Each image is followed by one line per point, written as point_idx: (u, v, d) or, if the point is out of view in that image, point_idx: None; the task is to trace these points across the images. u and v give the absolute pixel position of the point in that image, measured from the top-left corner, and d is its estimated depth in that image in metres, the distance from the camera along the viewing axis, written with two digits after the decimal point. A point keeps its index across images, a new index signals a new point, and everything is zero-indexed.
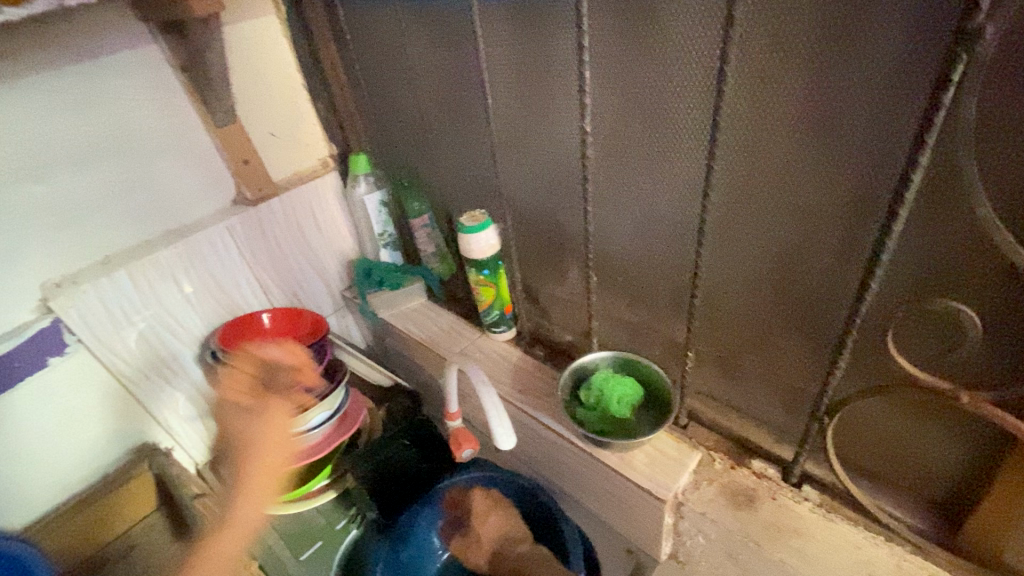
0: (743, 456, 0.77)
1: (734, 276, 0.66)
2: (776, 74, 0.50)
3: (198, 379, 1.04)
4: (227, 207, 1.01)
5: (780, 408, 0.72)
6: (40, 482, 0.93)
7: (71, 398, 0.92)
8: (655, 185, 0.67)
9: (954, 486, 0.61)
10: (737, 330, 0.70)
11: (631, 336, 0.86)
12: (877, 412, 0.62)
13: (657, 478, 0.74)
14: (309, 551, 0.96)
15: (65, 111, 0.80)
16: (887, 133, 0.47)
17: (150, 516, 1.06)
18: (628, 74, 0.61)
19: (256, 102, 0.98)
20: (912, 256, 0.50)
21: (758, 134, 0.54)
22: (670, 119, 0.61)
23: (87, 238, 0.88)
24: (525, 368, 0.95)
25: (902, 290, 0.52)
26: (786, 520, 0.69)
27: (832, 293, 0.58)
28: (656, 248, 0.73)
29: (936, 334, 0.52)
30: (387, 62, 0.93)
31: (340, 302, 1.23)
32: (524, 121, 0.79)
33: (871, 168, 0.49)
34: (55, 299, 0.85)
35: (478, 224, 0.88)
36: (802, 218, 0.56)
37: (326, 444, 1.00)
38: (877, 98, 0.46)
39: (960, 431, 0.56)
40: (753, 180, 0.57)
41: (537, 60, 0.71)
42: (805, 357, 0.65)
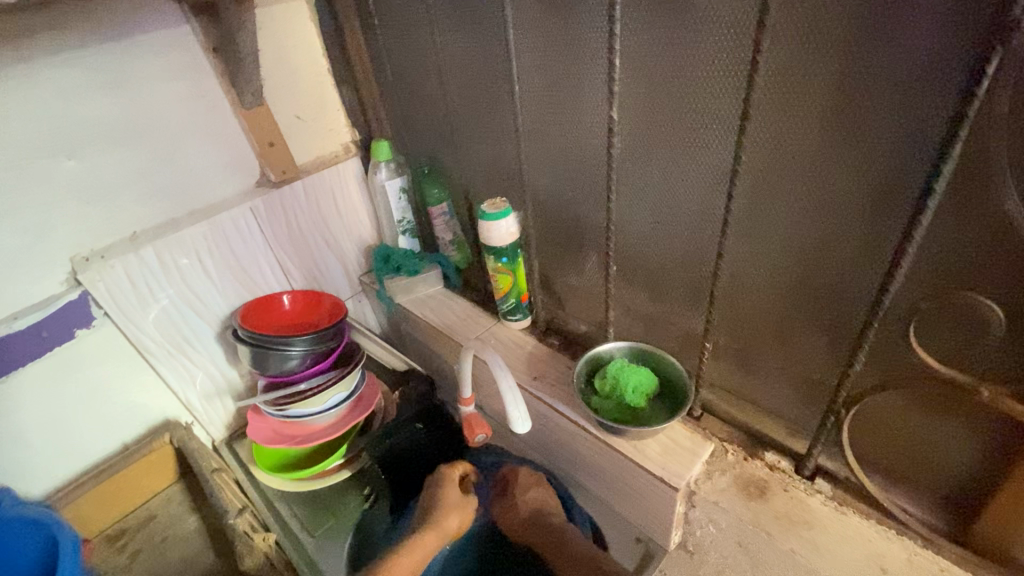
0: (756, 449, 0.78)
1: (755, 269, 0.66)
2: (808, 64, 0.51)
3: (218, 357, 1.06)
4: (251, 189, 1.03)
5: (795, 401, 0.73)
6: (65, 450, 0.96)
7: (97, 370, 0.94)
8: (679, 176, 0.68)
9: (969, 483, 0.61)
10: (756, 322, 0.70)
11: (647, 327, 0.87)
12: (895, 407, 0.62)
13: (671, 467, 0.75)
14: (322, 527, 0.97)
15: (99, 88, 0.82)
16: (919, 126, 0.47)
17: (167, 489, 1.09)
18: (657, 65, 0.62)
19: (283, 86, 1.00)
20: (938, 251, 0.51)
21: (787, 125, 0.55)
22: (697, 109, 0.62)
23: (117, 214, 0.90)
24: (540, 357, 0.96)
25: (925, 284, 0.53)
26: (798, 512, 0.70)
27: (854, 286, 0.58)
28: (677, 239, 0.74)
29: (959, 329, 0.52)
30: (413, 50, 0.94)
31: (357, 287, 1.24)
32: (550, 110, 0.79)
33: (899, 161, 0.50)
34: (84, 272, 0.87)
35: (499, 212, 0.89)
36: (828, 211, 0.56)
37: (342, 425, 1.02)
38: (910, 91, 0.46)
39: (978, 428, 0.57)
40: (781, 172, 0.58)
41: (566, 49, 0.72)
42: (824, 350, 0.66)
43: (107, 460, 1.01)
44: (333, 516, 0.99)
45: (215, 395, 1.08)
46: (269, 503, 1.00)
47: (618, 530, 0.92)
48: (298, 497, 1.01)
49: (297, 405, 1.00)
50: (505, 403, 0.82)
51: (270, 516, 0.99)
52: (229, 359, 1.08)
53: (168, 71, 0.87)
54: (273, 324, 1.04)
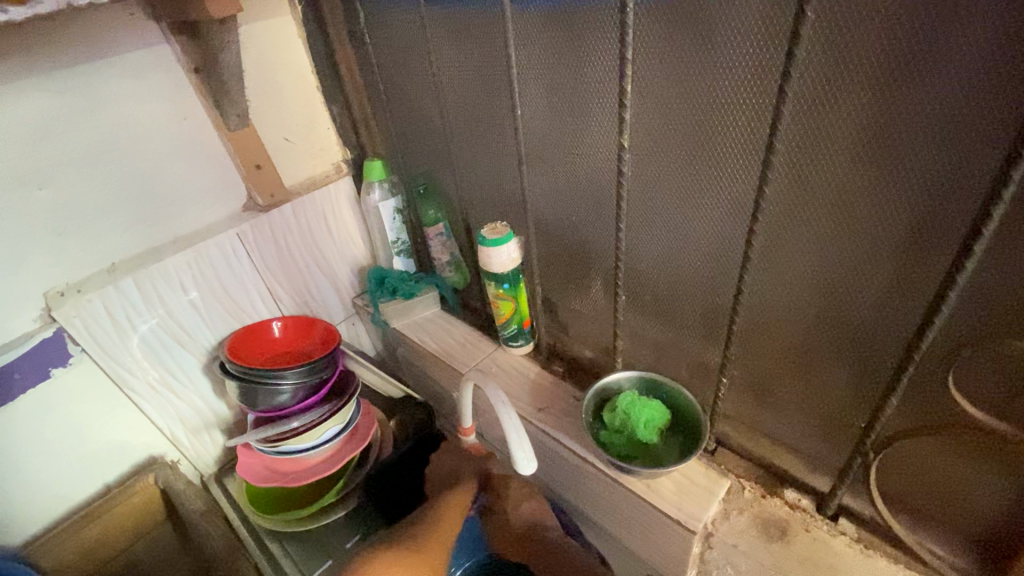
0: (776, 486, 0.74)
1: (776, 303, 0.63)
2: (843, 94, 0.47)
3: (204, 389, 1.01)
4: (237, 213, 0.98)
5: (817, 438, 0.69)
6: (42, 496, 0.90)
7: (75, 409, 0.89)
8: (695, 202, 0.64)
9: (1005, 529, 0.58)
10: (776, 357, 0.67)
11: (657, 356, 0.83)
12: (927, 449, 0.59)
13: (686, 507, 0.71)
14: (318, 569, 0.91)
15: (73, 113, 0.77)
16: (963, 164, 0.44)
17: (155, 530, 1.02)
18: (670, 90, 0.59)
19: (271, 106, 0.95)
20: (982, 294, 0.47)
21: (818, 156, 0.51)
22: (714, 137, 0.58)
23: (94, 244, 0.85)
24: (545, 385, 0.92)
25: (966, 327, 0.49)
26: (823, 555, 0.66)
27: (885, 325, 0.55)
28: (690, 269, 0.70)
29: (1006, 376, 0.49)
30: (408, 69, 0.90)
31: (350, 310, 1.20)
32: (554, 133, 0.75)
33: (940, 198, 0.46)
34: (59, 308, 0.81)
35: (499, 237, 0.85)
36: (858, 248, 0.53)
37: (337, 460, 0.98)
38: (955, 126, 0.43)
39: (1018, 474, 0.53)
40: (807, 205, 0.54)
41: (572, 70, 0.68)
42: (848, 388, 0.62)
43: (87, 503, 0.95)
44: (330, 556, 0.93)
45: (202, 428, 1.03)
46: (261, 544, 0.95)
47: (628, 565, 0.89)
48: (292, 536, 0.95)
49: (289, 441, 0.95)
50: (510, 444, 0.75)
51: (261, 558, 0.93)
52: (216, 391, 1.03)
53: (148, 94, 0.82)
54: (261, 355, 0.99)
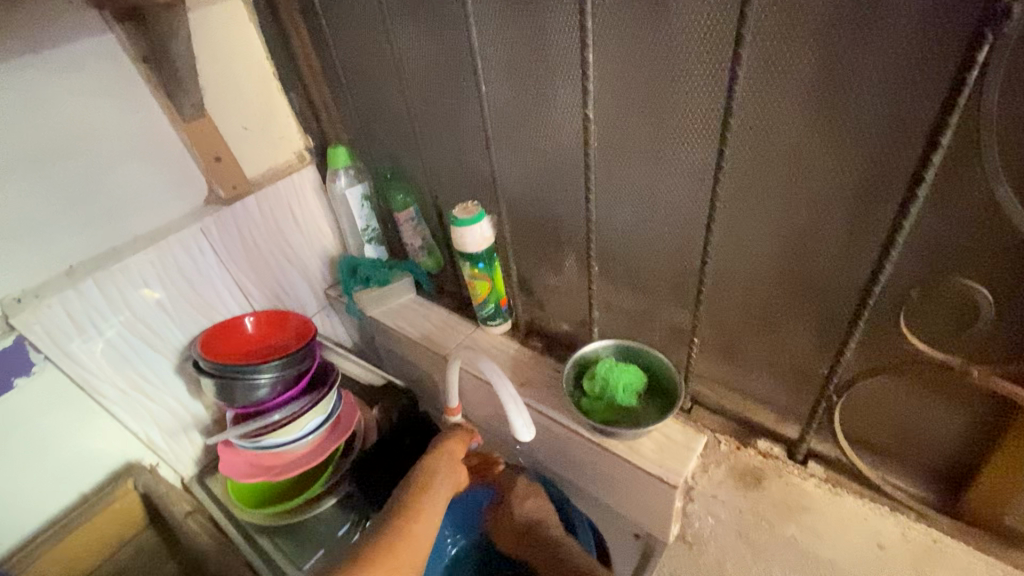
0: (749, 437, 0.78)
1: (741, 263, 0.66)
2: (792, 55, 0.49)
3: (179, 390, 0.99)
4: (199, 208, 0.95)
5: (785, 390, 0.73)
6: (15, 510, 0.87)
7: (43, 420, 0.86)
8: (662, 170, 0.66)
9: (958, 458, 0.63)
10: (743, 315, 0.70)
11: (631, 324, 0.86)
12: (885, 389, 0.63)
13: (667, 465, 0.74)
14: (312, 558, 0.92)
15: (15, 109, 0.73)
16: (906, 115, 0.47)
17: (140, 536, 1.00)
18: (631, 60, 0.60)
19: (226, 95, 0.92)
20: (927, 237, 0.51)
21: (772, 117, 0.53)
22: (677, 104, 0.60)
23: (49, 247, 0.81)
24: (524, 361, 0.94)
25: (914, 270, 0.53)
26: (794, 497, 0.71)
27: (842, 275, 0.58)
28: (659, 235, 0.72)
29: (951, 312, 0.53)
30: (368, 51, 0.89)
31: (324, 302, 1.18)
32: (519, 109, 0.76)
33: (886, 150, 0.49)
34: (17, 315, 0.78)
35: (471, 217, 0.85)
36: (814, 203, 0.56)
37: (321, 451, 0.97)
38: (897, 78, 0.46)
39: (966, 403, 0.58)
40: (764, 166, 0.57)
41: (533, 45, 0.69)
42: (811, 338, 0.66)
43: (63, 516, 0.92)
44: (322, 545, 0.93)
45: (180, 431, 1.01)
46: (251, 539, 0.94)
47: (615, 527, 0.92)
48: (282, 529, 0.96)
49: (271, 435, 0.94)
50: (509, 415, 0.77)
51: (252, 552, 0.93)
52: (191, 391, 1.00)
53: (94, 88, 0.79)
54: (236, 351, 0.98)
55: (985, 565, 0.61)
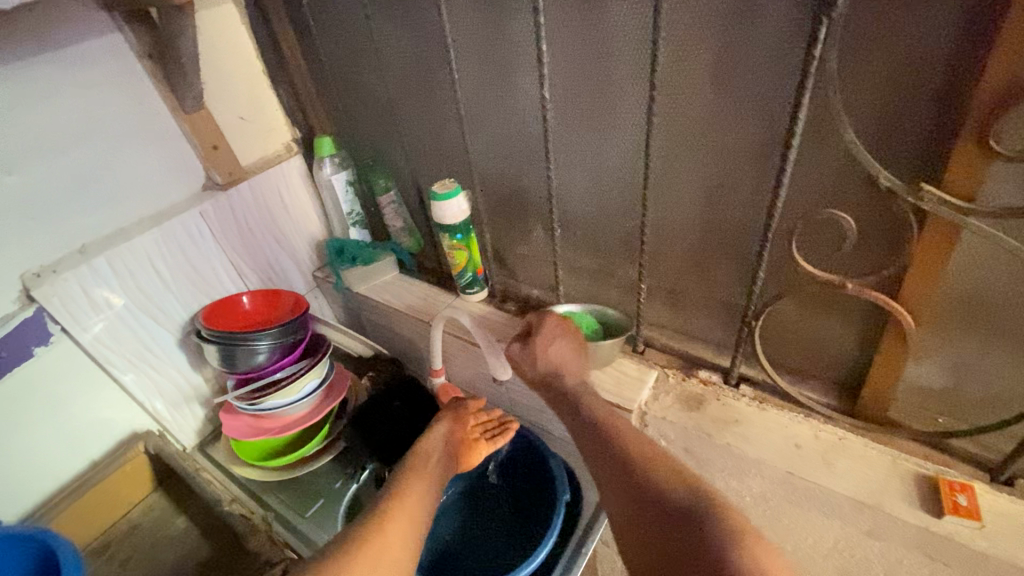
0: (691, 368, 0.91)
1: (674, 217, 0.79)
2: (696, 41, 0.63)
3: (181, 363, 1.07)
4: (198, 192, 1.04)
5: (720, 326, 0.87)
6: (32, 474, 0.93)
7: (59, 388, 0.93)
8: (607, 141, 0.79)
9: (851, 367, 0.78)
10: (679, 263, 0.84)
11: (591, 282, 0.99)
12: (793, 312, 0.77)
13: (623, 394, 0.87)
14: (313, 508, 1.02)
15: (36, 100, 0.82)
16: (780, 85, 0.61)
17: (147, 498, 1.07)
18: (579, 49, 0.73)
19: (221, 89, 1.02)
20: (807, 180, 0.65)
21: (686, 92, 0.67)
22: (617, 84, 0.73)
23: (64, 227, 0.89)
24: (500, 322, 1.05)
25: (801, 208, 0.67)
26: (730, 413, 0.84)
27: (750, 219, 0.73)
28: (610, 199, 0.85)
29: (830, 239, 0.67)
30: (352, 49, 1.00)
31: (312, 282, 1.28)
32: (488, 95, 0.88)
33: (771, 115, 0.63)
34: (36, 288, 0.86)
35: (448, 192, 0.97)
36: (724, 160, 0.70)
37: (317, 411, 1.07)
38: (771, 56, 0.60)
39: (851, 315, 0.73)
40: (684, 132, 0.71)
41: (498, 40, 0.81)
42: (732, 276, 0.80)
43: (76, 479, 0.99)
44: (322, 496, 1.04)
45: (182, 402, 1.09)
46: (256, 495, 1.03)
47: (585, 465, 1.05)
48: (284, 485, 1.05)
49: (271, 397, 1.03)
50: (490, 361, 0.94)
51: (258, 507, 1.02)
52: (193, 363, 1.08)
53: (104, 81, 0.88)
54: (234, 324, 1.07)
55: (876, 452, 0.76)
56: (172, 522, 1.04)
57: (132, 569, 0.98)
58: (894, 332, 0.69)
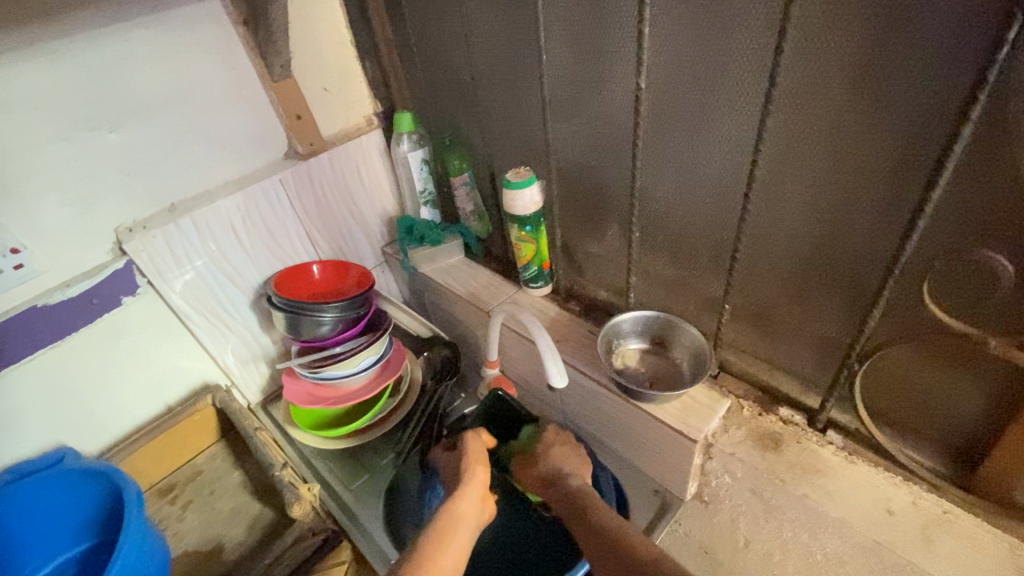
0: (771, 404, 0.82)
1: (776, 233, 0.69)
2: (836, 30, 0.52)
3: (252, 323, 1.11)
4: (280, 160, 1.06)
5: (812, 361, 0.77)
6: (114, 411, 1.01)
7: (142, 335, 0.99)
8: (706, 143, 0.70)
9: (974, 435, 0.66)
10: (775, 286, 0.74)
11: (667, 293, 0.91)
12: (909, 360, 0.66)
13: (690, 422, 0.79)
14: (358, 481, 1.04)
15: (139, 61, 0.85)
16: (937, 94, 0.50)
17: (212, 446, 1.14)
18: (686, 35, 0.64)
19: (309, 58, 1.02)
20: (955, 209, 0.54)
21: (813, 91, 0.57)
22: (726, 76, 0.63)
23: (156, 185, 0.93)
24: (562, 321, 0.99)
25: (941, 243, 0.56)
26: (811, 460, 0.75)
27: (873, 247, 0.62)
28: (700, 207, 0.76)
29: (975, 285, 0.56)
30: (439, 23, 0.95)
31: (381, 258, 1.28)
32: (578, 81, 0.81)
33: (921, 127, 0.52)
34: (128, 242, 0.91)
35: (522, 181, 0.92)
36: (852, 175, 0.59)
37: (372, 387, 1.07)
38: (934, 57, 0.49)
39: (985, 376, 0.61)
40: (804, 139, 0.60)
41: (596, 19, 0.73)
42: (840, 308, 0.69)
43: (152, 420, 1.06)
44: (367, 471, 1.06)
45: (250, 360, 1.14)
46: (308, 460, 1.07)
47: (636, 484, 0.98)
48: (333, 454, 1.08)
49: (330, 368, 1.04)
50: (543, 360, 0.86)
51: (308, 471, 1.06)
52: (262, 325, 1.12)
53: (200, 46, 0.89)
54: (303, 293, 1.09)
55: (990, 535, 0.65)
56: (231, 473, 1.10)
57: (191, 512, 1.05)
58: None
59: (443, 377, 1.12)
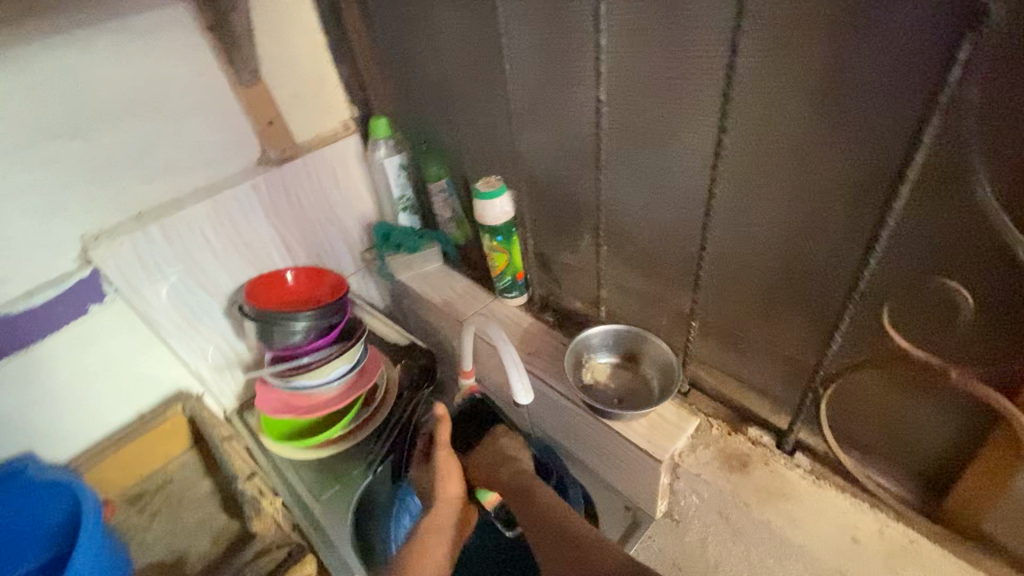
0: (741, 424, 0.80)
1: (739, 251, 0.67)
2: (786, 46, 0.50)
3: (226, 331, 1.10)
4: (253, 167, 1.05)
5: (782, 380, 0.75)
6: (83, 419, 1.00)
7: (111, 343, 0.98)
8: (670, 158, 0.67)
9: (940, 463, 0.64)
10: (741, 303, 0.72)
11: (639, 306, 0.89)
12: (873, 385, 0.63)
13: (656, 440, 0.78)
14: (327, 492, 1.02)
15: (101, 67, 0.84)
16: (891, 113, 0.47)
17: (185, 454, 1.13)
18: (644, 49, 0.62)
19: (281, 63, 1.00)
20: (912, 234, 0.51)
21: (769, 109, 0.55)
22: (687, 89, 0.61)
23: (123, 193, 0.92)
24: (535, 333, 0.98)
25: (900, 267, 0.54)
26: (778, 484, 0.73)
27: (834, 269, 0.59)
28: (666, 223, 0.74)
29: (934, 312, 0.53)
30: (409, 29, 0.94)
31: (360, 263, 1.27)
32: (543, 91, 0.79)
33: (876, 147, 0.50)
34: (94, 250, 0.90)
35: (492, 191, 0.90)
36: (809, 194, 0.57)
37: (345, 397, 1.06)
38: (886, 75, 0.46)
39: (947, 404, 0.58)
40: (761, 157, 0.58)
41: (558, 30, 0.71)
42: (806, 329, 0.67)
43: (123, 428, 1.06)
44: (338, 483, 1.03)
45: (225, 367, 1.13)
46: (278, 470, 1.06)
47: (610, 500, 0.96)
48: (305, 464, 1.05)
49: (302, 377, 1.04)
50: (509, 375, 0.83)
51: (278, 482, 1.04)
52: (237, 332, 1.11)
53: (166, 52, 0.88)
54: (277, 300, 1.08)
55: (958, 567, 0.62)
56: (203, 482, 1.09)
57: (160, 522, 1.04)
58: (1004, 440, 0.54)
59: (419, 386, 1.11)
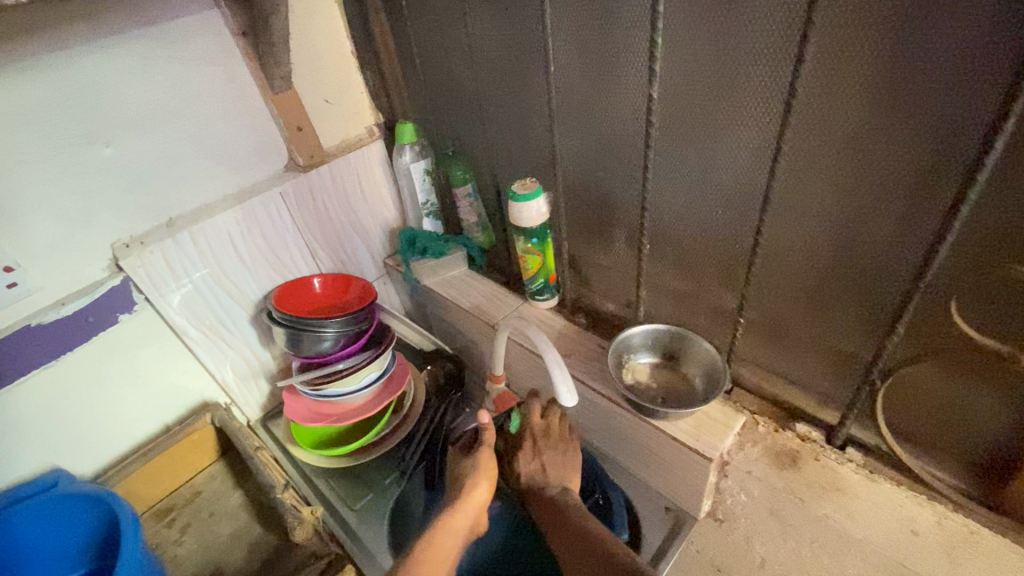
0: (788, 421, 0.80)
1: (792, 247, 0.68)
2: (856, 42, 0.51)
3: (251, 339, 1.08)
4: (279, 173, 1.04)
5: (829, 376, 0.75)
6: (109, 431, 0.98)
7: (140, 353, 0.96)
8: (720, 155, 0.68)
9: (997, 452, 0.64)
10: (790, 299, 0.72)
11: (677, 305, 0.89)
12: (931, 376, 0.64)
13: (704, 439, 0.76)
14: (361, 501, 1.00)
15: (136, 73, 0.83)
16: (965, 106, 0.49)
17: (211, 466, 1.11)
18: (699, 48, 0.63)
19: (310, 69, 1.00)
20: (982, 222, 0.53)
21: (834, 104, 0.56)
22: (742, 86, 0.62)
23: (154, 200, 0.91)
24: (569, 335, 0.97)
25: (968, 255, 0.55)
26: (831, 479, 0.74)
27: (895, 261, 0.60)
28: (711, 221, 0.75)
29: (1003, 298, 0.55)
30: (442, 34, 0.94)
31: (382, 270, 1.26)
32: (585, 93, 0.79)
33: (947, 139, 0.51)
34: (125, 258, 0.88)
35: (528, 193, 0.90)
36: (871, 189, 0.57)
37: (374, 405, 1.04)
38: (960, 71, 0.48)
39: (1009, 393, 0.59)
40: (822, 152, 0.59)
41: (605, 33, 0.72)
42: (858, 323, 0.67)
43: (149, 440, 1.03)
44: (371, 491, 1.02)
45: (250, 376, 1.11)
46: (309, 479, 1.03)
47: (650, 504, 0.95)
48: (336, 473, 1.04)
49: (333, 385, 1.02)
50: (552, 375, 0.83)
51: (310, 491, 1.02)
52: (262, 341, 1.10)
53: (200, 57, 0.88)
54: (304, 307, 1.07)
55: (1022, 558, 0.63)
56: (230, 494, 1.07)
57: (190, 534, 1.02)
58: None
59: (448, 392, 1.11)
